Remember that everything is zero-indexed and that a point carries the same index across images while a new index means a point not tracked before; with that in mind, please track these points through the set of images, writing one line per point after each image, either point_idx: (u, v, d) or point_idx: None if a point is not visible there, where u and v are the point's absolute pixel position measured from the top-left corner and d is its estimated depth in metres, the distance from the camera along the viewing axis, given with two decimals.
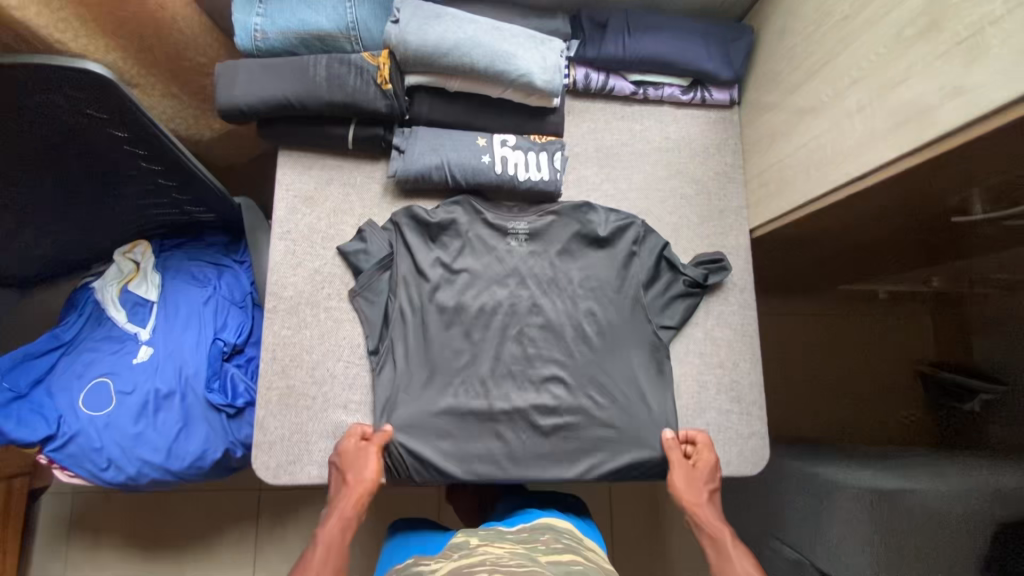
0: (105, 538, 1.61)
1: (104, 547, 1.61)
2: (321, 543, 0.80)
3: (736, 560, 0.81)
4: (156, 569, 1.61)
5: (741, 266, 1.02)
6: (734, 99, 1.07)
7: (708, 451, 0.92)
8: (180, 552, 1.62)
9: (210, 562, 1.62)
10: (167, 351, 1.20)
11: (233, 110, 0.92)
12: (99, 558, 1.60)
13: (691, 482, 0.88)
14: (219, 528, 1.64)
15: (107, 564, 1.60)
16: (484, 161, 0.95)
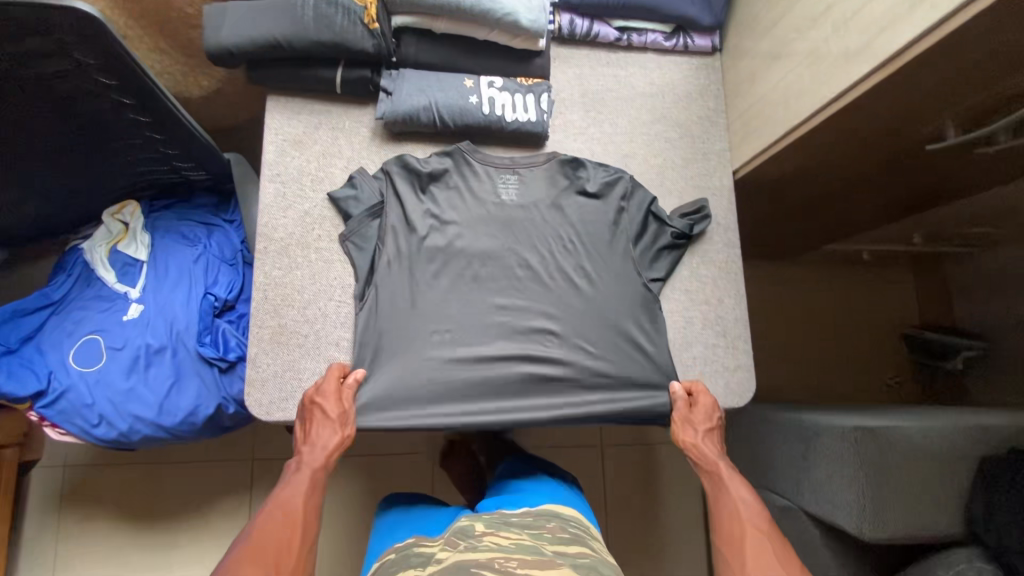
0: (97, 511, 1.60)
1: (96, 520, 1.60)
2: (307, 472, 0.83)
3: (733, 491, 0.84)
4: (149, 540, 1.60)
5: (725, 206, 1.04)
6: (716, 46, 1.09)
7: (706, 393, 0.93)
8: (174, 524, 1.61)
9: (204, 533, 1.61)
10: (157, 308, 1.20)
11: (221, 51, 0.92)
12: (91, 531, 1.59)
13: (689, 422, 0.91)
14: (212, 499, 1.63)
15: (99, 538, 1.59)
16: (471, 102, 0.97)
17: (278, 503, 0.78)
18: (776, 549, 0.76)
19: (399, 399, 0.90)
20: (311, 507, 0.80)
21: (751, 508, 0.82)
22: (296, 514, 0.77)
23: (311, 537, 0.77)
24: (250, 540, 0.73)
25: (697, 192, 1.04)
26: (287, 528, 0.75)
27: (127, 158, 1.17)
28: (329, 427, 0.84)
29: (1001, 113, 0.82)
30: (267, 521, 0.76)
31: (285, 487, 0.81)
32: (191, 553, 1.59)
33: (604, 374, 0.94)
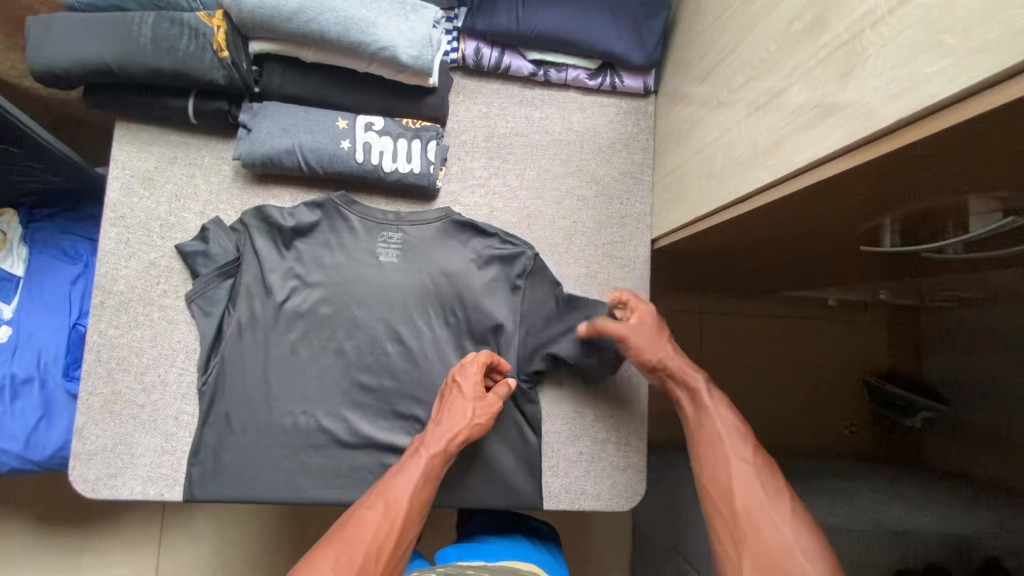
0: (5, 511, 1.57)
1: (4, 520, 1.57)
2: (421, 463, 0.74)
3: (712, 410, 0.76)
4: (56, 544, 1.57)
5: (638, 280, 0.91)
6: (650, 87, 0.93)
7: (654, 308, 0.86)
8: (85, 531, 1.58)
9: (114, 539, 1.58)
10: (27, 333, 1.10)
11: (47, 73, 0.79)
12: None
13: (646, 344, 0.82)
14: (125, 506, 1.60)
15: (9, 538, 1.56)
16: (342, 147, 0.83)
17: (385, 492, 0.70)
18: (763, 479, 0.68)
19: (239, 488, 0.81)
20: (416, 507, 0.70)
21: (736, 429, 0.73)
22: (397, 512, 0.68)
23: (403, 544, 0.66)
24: (342, 531, 0.65)
25: (607, 261, 0.91)
26: (383, 525, 0.66)
27: None
28: (461, 419, 0.78)
29: (949, 225, 0.67)
30: (369, 510, 0.67)
31: (395, 475, 0.72)
32: (100, 561, 1.57)
33: (474, 469, 0.85)
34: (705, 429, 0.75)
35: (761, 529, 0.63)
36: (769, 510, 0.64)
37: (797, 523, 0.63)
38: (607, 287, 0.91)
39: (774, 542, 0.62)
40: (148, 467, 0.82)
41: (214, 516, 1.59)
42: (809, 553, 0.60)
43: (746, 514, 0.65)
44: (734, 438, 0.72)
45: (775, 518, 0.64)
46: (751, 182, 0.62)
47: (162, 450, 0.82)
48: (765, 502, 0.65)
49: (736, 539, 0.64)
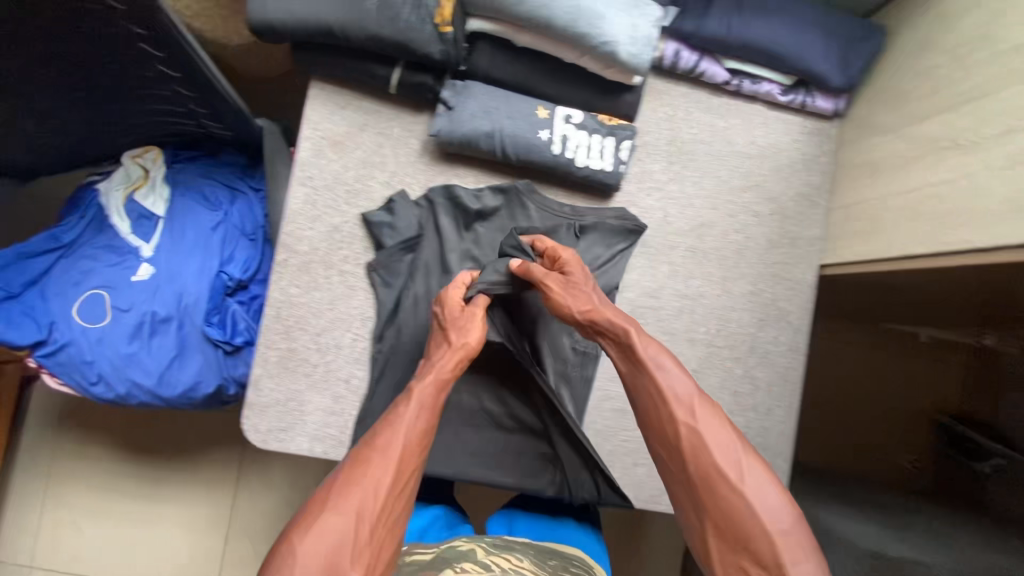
0: (95, 434, 1.63)
1: (93, 443, 1.63)
2: (413, 398, 0.69)
3: (656, 370, 0.67)
4: (141, 468, 1.64)
5: (800, 303, 0.92)
6: (839, 111, 0.92)
7: (574, 256, 0.80)
8: (155, 463, 1.65)
9: (193, 472, 1.64)
10: (168, 272, 1.13)
11: (265, 27, 0.78)
12: (90, 452, 1.64)
13: (566, 295, 0.76)
14: (207, 444, 1.64)
15: (92, 461, 1.63)
16: (541, 137, 0.83)
17: (375, 435, 0.66)
18: (715, 434, 0.62)
19: None
20: (414, 446, 0.66)
21: (678, 382, 0.66)
22: (395, 453, 0.64)
23: (408, 480, 0.65)
24: (343, 477, 0.62)
25: (772, 281, 0.91)
26: (382, 468, 0.63)
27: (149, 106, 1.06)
28: (448, 352, 0.75)
29: None
30: (366, 456, 0.64)
31: (389, 416, 0.68)
32: (165, 493, 1.64)
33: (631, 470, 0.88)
34: (643, 392, 0.67)
35: (720, 492, 0.59)
36: (728, 475, 0.59)
37: (756, 477, 0.59)
38: (769, 307, 0.91)
39: (734, 509, 0.58)
40: (316, 426, 0.85)
41: (284, 467, 1.64)
42: (772, 510, 0.57)
43: (701, 482, 0.60)
44: (677, 394, 0.65)
45: (732, 481, 0.59)
46: (1005, 235, 0.62)
47: (331, 411, 0.85)
48: (719, 460, 0.60)
49: (696, 505, 0.61)
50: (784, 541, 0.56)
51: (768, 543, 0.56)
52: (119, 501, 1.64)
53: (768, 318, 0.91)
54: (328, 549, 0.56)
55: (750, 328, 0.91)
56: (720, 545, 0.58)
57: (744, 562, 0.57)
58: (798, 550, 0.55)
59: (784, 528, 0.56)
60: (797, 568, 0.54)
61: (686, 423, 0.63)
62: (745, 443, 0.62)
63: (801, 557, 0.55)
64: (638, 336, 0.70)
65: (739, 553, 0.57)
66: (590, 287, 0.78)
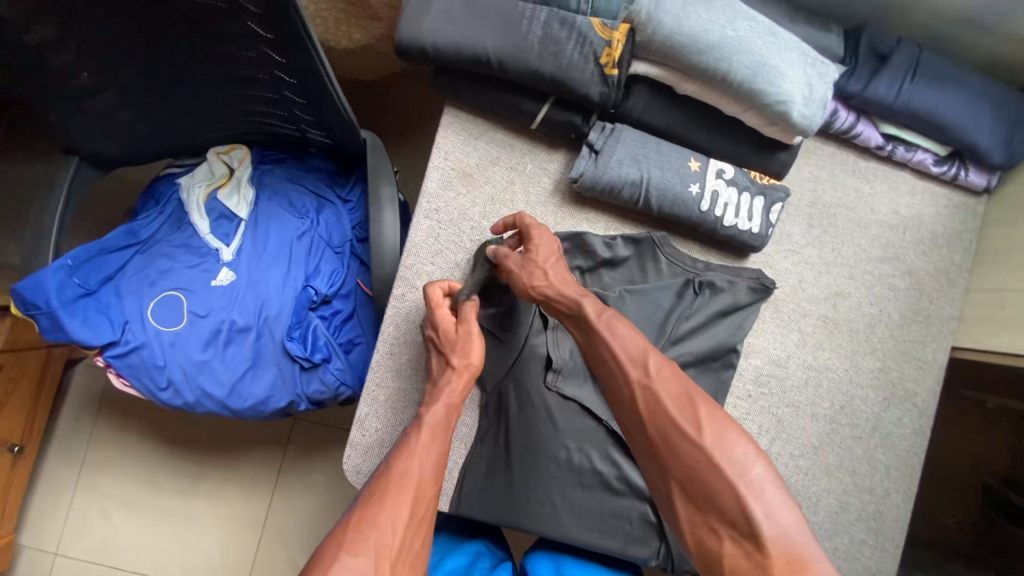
0: (133, 426, 1.43)
1: (130, 433, 1.43)
2: (425, 428, 0.69)
3: (613, 333, 0.65)
4: (179, 467, 1.42)
5: (929, 385, 0.87)
6: (989, 187, 0.87)
7: (538, 223, 0.75)
8: (205, 459, 1.43)
9: (233, 477, 1.43)
10: (250, 281, 1.08)
11: (417, 50, 0.72)
12: (125, 443, 1.42)
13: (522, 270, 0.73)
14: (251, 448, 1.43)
15: (127, 454, 1.42)
16: (690, 192, 0.78)
17: (389, 469, 0.64)
18: (672, 394, 0.59)
19: (508, 513, 0.80)
20: (428, 476, 0.65)
21: (633, 348, 0.63)
22: (409, 483, 0.63)
23: (424, 510, 0.63)
24: (358, 517, 0.59)
25: (902, 359, 0.87)
26: (396, 501, 0.61)
27: (249, 106, 1.00)
28: (455, 373, 0.73)
29: None
30: (380, 491, 0.62)
31: (401, 447, 0.67)
32: (215, 490, 1.42)
33: None
34: (604, 364, 0.65)
35: (677, 447, 0.56)
36: (685, 431, 0.56)
37: (722, 430, 0.56)
38: (897, 386, 0.87)
39: (697, 466, 0.55)
40: None
41: None
42: (738, 461, 0.54)
43: (663, 443, 0.58)
44: (633, 360, 0.63)
45: (692, 436, 0.56)
46: None
47: None
48: (676, 416, 0.57)
49: (662, 470, 0.58)
50: (750, 490, 0.52)
51: (732, 494, 0.52)
52: (159, 498, 1.41)
53: (895, 397, 0.87)
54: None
55: (876, 407, 0.86)
56: (688, 506, 0.55)
57: (715, 521, 0.53)
58: (771, 500, 0.52)
59: (752, 477, 0.53)
60: (772, 519, 0.51)
61: (641, 385, 0.61)
62: (709, 398, 0.59)
63: (775, 505, 0.51)
64: (604, 311, 0.67)
65: (710, 512, 0.54)
66: (553, 259, 0.73)
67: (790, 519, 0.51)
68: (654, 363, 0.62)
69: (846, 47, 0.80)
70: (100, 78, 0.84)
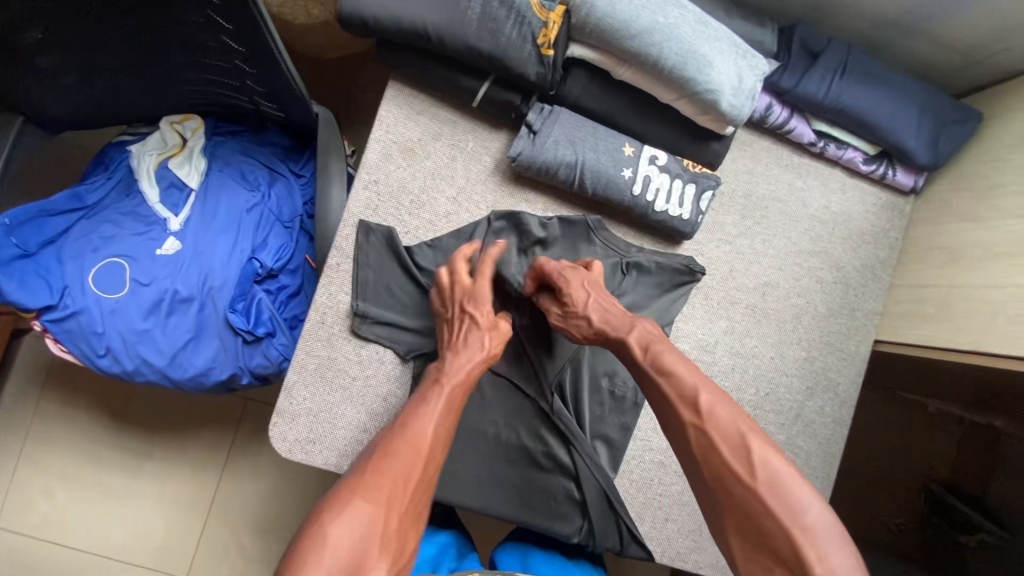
0: (77, 398, 1.40)
1: (74, 406, 1.40)
2: (444, 393, 0.69)
3: (670, 370, 0.67)
4: (123, 441, 1.40)
5: (851, 376, 0.90)
6: (917, 187, 0.91)
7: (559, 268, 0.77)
8: (152, 436, 1.41)
9: (178, 452, 1.41)
10: (195, 251, 1.07)
11: (357, 19, 0.73)
12: (68, 415, 1.40)
13: (570, 321, 0.76)
14: (197, 424, 1.42)
15: (69, 427, 1.39)
16: (623, 175, 0.79)
17: (404, 426, 0.65)
18: (724, 435, 0.61)
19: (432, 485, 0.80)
20: (441, 439, 0.66)
21: (685, 387, 0.65)
22: (422, 443, 0.64)
23: (433, 470, 0.65)
24: (371, 467, 0.61)
25: (826, 350, 0.90)
26: (410, 457, 0.62)
27: (201, 74, 1.00)
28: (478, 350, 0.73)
29: None
30: (394, 447, 0.63)
31: (417, 406, 0.68)
32: (162, 467, 1.40)
33: (664, 525, 0.85)
34: (659, 404, 0.68)
35: (732, 491, 0.59)
36: (740, 476, 0.59)
37: (776, 474, 0.58)
38: (820, 376, 0.89)
39: (750, 508, 0.58)
40: (345, 441, 0.81)
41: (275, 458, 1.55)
42: (795, 507, 0.56)
43: (716, 484, 0.61)
44: (686, 400, 0.65)
45: (744, 478, 0.59)
46: None
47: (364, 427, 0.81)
48: (728, 460, 0.60)
49: (717, 508, 0.61)
50: (803, 533, 0.55)
51: (788, 539, 0.55)
52: (103, 474, 1.39)
53: (817, 386, 0.89)
54: (357, 536, 0.55)
55: (799, 396, 0.89)
56: (743, 544, 0.58)
57: (772, 562, 0.56)
58: (825, 546, 0.54)
59: (806, 521, 0.56)
60: (826, 562, 0.54)
61: (695, 427, 0.63)
62: (761, 438, 0.61)
63: (829, 549, 0.54)
64: (651, 346, 0.70)
65: (765, 553, 0.57)
66: (592, 297, 0.75)
67: (841, 565, 0.54)
68: (706, 402, 0.64)
69: (780, 44, 0.83)
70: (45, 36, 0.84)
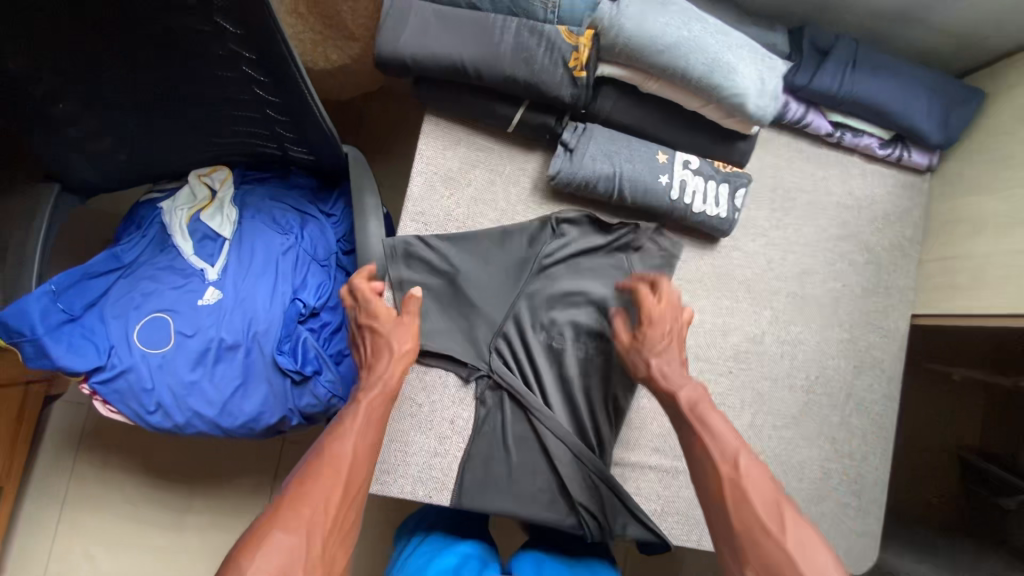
0: (116, 459, 1.39)
1: (114, 467, 1.39)
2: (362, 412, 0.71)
3: (712, 429, 0.68)
4: (165, 496, 1.39)
5: (893, 351, 0.93)
6: (932, 166, 0.95)
7: (648, 300, 0.80)
8: (193, 490, 1.40)
9: (220, 503, 1.40)
10: (237, 298, 1.08)
11: (397, 62, 0.76)
12: (109, 477, 1.39)
13: (634, 358, 0.79)
14: (238, 474, 1.41)
15: (110, 487, 1.38)
16: (660, 182, 0.83)
17: (323, 449, 0.66)
18: (760, 495, 0.62)
19: (507, 504, 0.81)
20: (362, 456, 0.67)
21: (725, 444, 0.67)
22: (342, 462, 0.65)
23: (356, 488, 0.65)
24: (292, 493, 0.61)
25: (868, 329, 0.93)
26: (331, 477, 0.63)
27: (231, 127, 1.02)
28: (389, 358, 0.76)
29: None
30: (313, 469, 0.64)
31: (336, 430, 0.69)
32: (206, 519, 1.39)
33: None
34: (694, 456, 0.69)
35: (761, 543, 0.59)
36: (772, 533, 0.59)
37: (805, 535, 0.59)
38: (865, 355, 0.92)
39: (776, 565, 0.58)
40: (419, 467, 0.81)
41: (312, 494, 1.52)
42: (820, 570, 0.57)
43: (744, 535, 0.61)
44: (723, 454, 0.66)
45: (775, 533, 0.59)
46: None
47: (436, 452, 0.82)
48: (762, 516, 0.61)
49: (738, 559, 0.60)
50: None
51: None
52: (147, 534, 1.37)
53: (863, 363, 0.92)
54: (280, 566, 0.55)
55: (847, 375, 0.92)
56: None
57: None
58: None
59: None
60: None
61: (730, 482, 0.64)
62: (792, 505, 0.62)
63: None
64: (697, 404, 0.71)
65: None
66: (665, 345, 0.77)
67: None
68: (742, 460, 0.65)
69: (791, 46, 0.88)
70: (84, 104, 0.87)
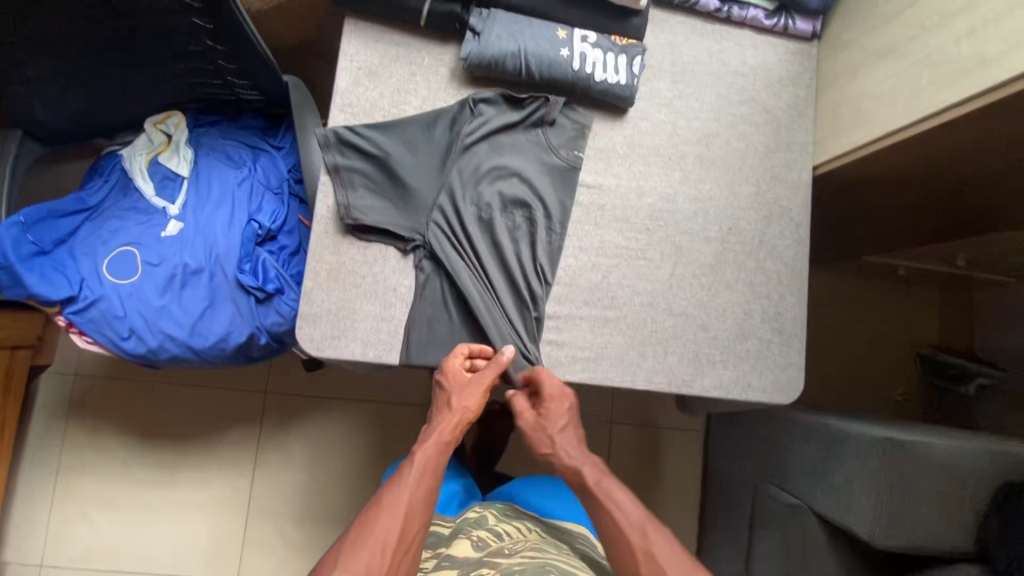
0: (107, 424, 1.40)
1: (105, 431, 1.40)
2: (419, 463, 0.79)
3: (617, 497, 0.79)
4: (156, 458, 1.40)
5: (800, 201, 1.02)
6: (816, 32, 1.04)
7: (552, 382, 0.88)
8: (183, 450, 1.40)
9: (209, 457, 1.40)
10: (198, 228, 1.16)
11: None
12: (100, 442, 1.39)
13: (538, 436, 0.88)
14: (219, 428, 1.41)
15: (105, 453, 1.39)
16: (562, 55, 0.92)
17: (382, 499, 0.74)
18: (669, 556, 0.72)
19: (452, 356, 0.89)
20: (420, 511, 0.74)
21: (632, 513, 0.76)
22: (399, 512, 0.72)
23: (411, 540, 0.72)
24: (353, 539, 0.69)
25: (774, 182, 1.01)
26: (388, 526, 0.71)
27: (178, 65, 1.09)
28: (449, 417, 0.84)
29: None
30: (369, 518, 0.72)
31: (396, 481, 0.77)
32: (194, 475, 1.39)
33: (665, 358, 0.94)
34: (604, 525, 0.77)
35: None
36: None
37: None
38: (773, 205, 1.01)
39: None
40: (368, 331, 0.89)
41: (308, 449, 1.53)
42: None
43: None
44: (631, 522, 0.75)
45: None
46: (985, 82, 0.75)
47: (382, 317, 0.89)
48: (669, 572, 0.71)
49: None
50: None
51: None
52: (139, 489, 1.38)
53: (772, 212, 1.00)
54: None
55: (758, 225, 1.00)
56: None
57: None
58: None
59: None
60: None
61: (642, 547, 0.73)
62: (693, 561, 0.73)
63: None
64: (602, 478, 0.82)
65: None
66: (564, 424, 0.88)
67: None
68: (648, 527, 0.75)
69: None
70: None
